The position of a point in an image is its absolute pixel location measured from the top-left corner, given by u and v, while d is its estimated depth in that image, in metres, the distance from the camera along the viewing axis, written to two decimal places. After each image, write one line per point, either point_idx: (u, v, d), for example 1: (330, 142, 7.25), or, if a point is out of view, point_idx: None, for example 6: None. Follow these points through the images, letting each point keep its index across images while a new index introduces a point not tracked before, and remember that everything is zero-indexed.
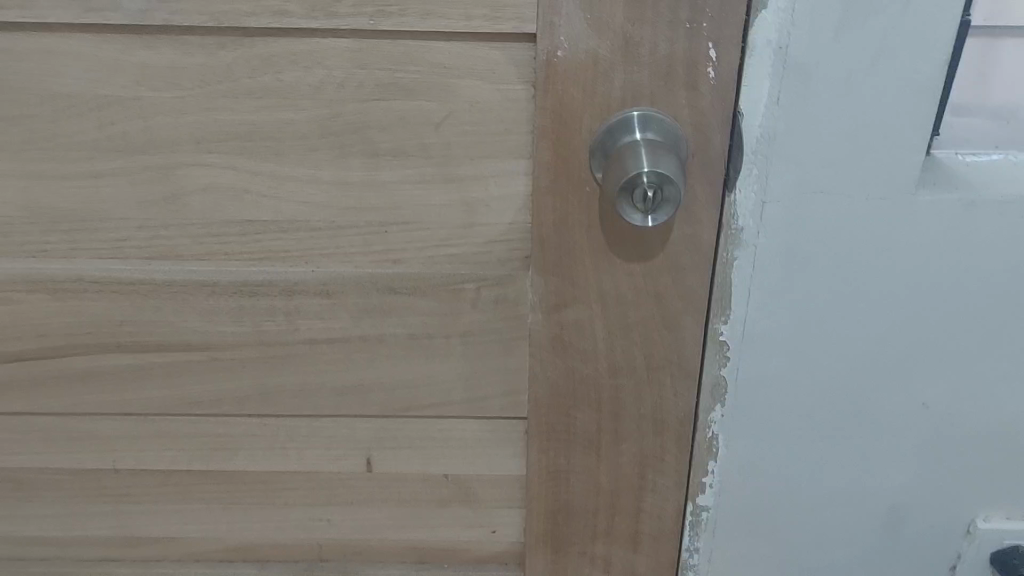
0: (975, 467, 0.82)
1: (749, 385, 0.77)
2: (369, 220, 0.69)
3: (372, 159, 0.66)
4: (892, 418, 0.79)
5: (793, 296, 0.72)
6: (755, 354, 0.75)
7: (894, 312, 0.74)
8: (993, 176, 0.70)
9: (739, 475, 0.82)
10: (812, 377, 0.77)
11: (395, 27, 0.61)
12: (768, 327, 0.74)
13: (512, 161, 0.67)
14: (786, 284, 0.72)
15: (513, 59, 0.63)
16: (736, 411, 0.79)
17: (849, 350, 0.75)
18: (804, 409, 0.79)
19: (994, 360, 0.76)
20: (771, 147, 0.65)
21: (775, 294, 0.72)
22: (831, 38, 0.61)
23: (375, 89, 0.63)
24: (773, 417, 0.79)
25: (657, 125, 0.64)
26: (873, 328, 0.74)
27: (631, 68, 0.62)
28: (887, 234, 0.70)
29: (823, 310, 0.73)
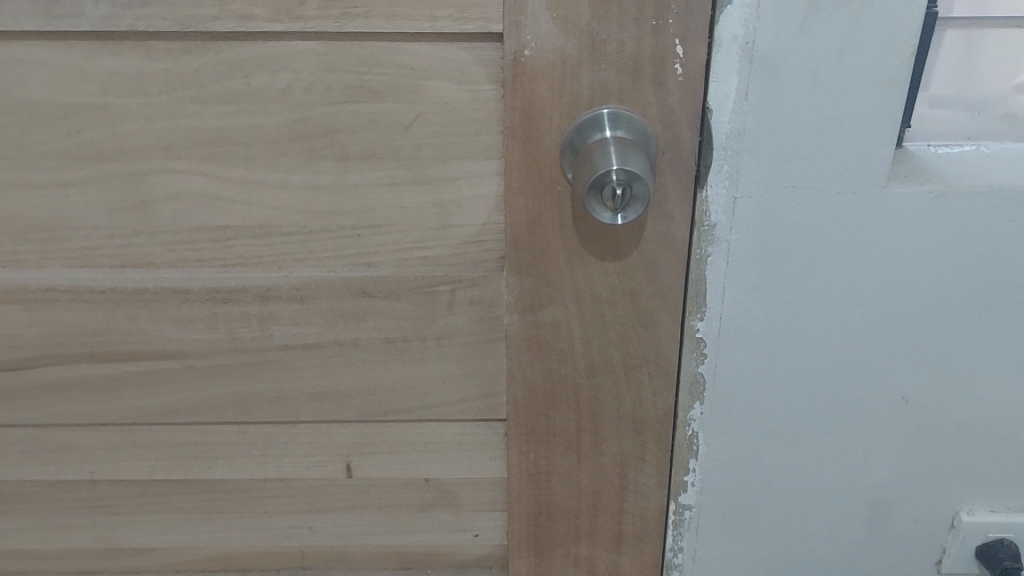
0: (957, 461, 0.82)
1: (727, 382, 0.77)
2: (341, 224, 0.69)
3: (342, 162, 0.66)
4: (872, 412, 0.79)
5: (768, 291, 0.73)
6: (732, 351, 0.75)
7: (870, 306, 0.74)
8: (964, 168, 0.70)
9: (721, 473, 0.82)
10: (790, 373, 0.77)
11: (361, 29, 0.61)
12: (745, 324, 0.74)
13: (483, 162, 0.67)
14: (761, 280, 0.72)
15: (481, 59, 0.63)
16: (715, 409, 0.78)
17: (826, 345, 0.75)
18: (784, 405, 0.79)
19: (972, 352, 0.76)
20: (741, 142, 0.66)
21: (750, 289, 0.72)
22: (797, 32, 0.61)
23: (343, 92, 0.63)
24: (752, 414, 0.79)
25: (627, 124, 0.64)
26: (849, 322, 0.74)
27: (598, 66, 0.62)
28: (860, 227, 0.70)
29: (798, 305, 0.73)
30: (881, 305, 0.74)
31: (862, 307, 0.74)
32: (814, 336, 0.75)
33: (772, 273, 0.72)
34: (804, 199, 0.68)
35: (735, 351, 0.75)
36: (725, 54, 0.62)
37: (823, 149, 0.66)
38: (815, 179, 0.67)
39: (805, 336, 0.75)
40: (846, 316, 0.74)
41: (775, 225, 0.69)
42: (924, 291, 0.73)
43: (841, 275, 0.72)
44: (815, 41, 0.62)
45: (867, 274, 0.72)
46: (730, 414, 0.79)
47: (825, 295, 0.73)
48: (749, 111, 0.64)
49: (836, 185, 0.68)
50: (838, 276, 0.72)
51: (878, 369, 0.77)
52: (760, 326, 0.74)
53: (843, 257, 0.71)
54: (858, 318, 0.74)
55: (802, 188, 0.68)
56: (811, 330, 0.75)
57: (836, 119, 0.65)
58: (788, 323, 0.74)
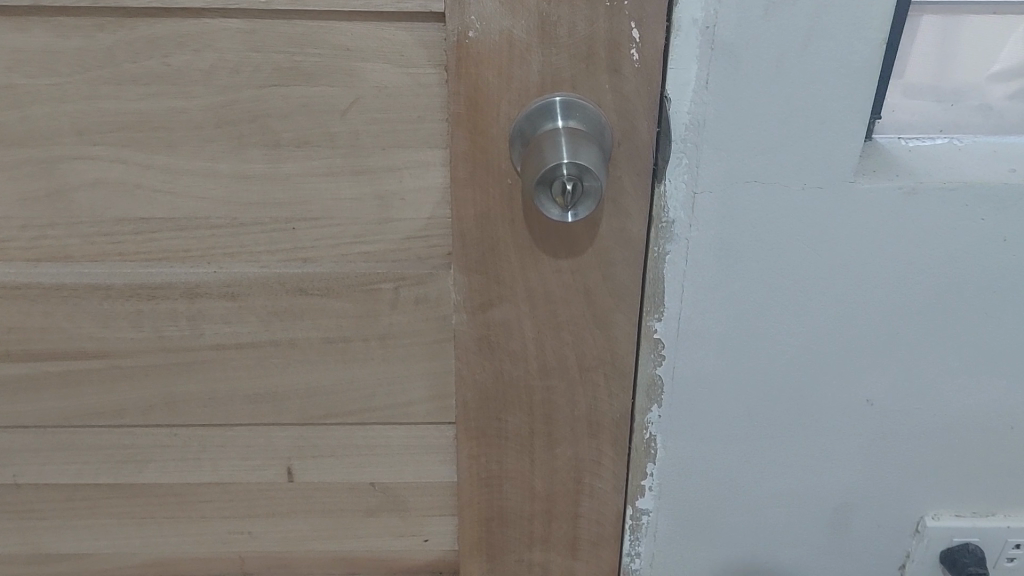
0: (923, 464, 0.79)
1: (685, 384, 0.73)
2: (274, 216, 0.64)
3: (273, 150, 0.62)
4: (837, 417, 0.76)
5: (731, 291, 0.68)
6: (692, 353, 0.71)
7: (837, 307, 0.70)
8: (936, 163, 0.66)
9: (679, 478, 0.78)
10: (754, 378, 0.73)
11: (290, 6, 0.56)
12: (706, 326, 0.70)
13: (427, 152, 0.62)
14: (722, 280, 0.68)
15: (422, 41, 0.58)
16: (674, 414, 0.74)
17: (791, 348, 0.72)
18: (745, 409, 0.75)
19: (940, 354, 0.73)
20: (701, 133, 0.61)
21: (710, 289, 0.68)
22: (761, 17, 0.57)
23: (274, 74, 0.59)
24: (712, 419, 0.75)
25: (582, 115, 0.59)
26: (815, 324, 0.71)
27: (548, 50, 0.58)
28: (826, 224, 0.66)
29: (761, 306, 0.69)
30: (847, 305, 0.70)
31: (828, 308, 0.70)
32: (779, 340, 0.71)
33: (734, 272, 0.68)
34: (768, 194, 0.64)
35: (695, 355, 0.71)
36: (684, 39, 0.58)
37: (787, 142, 0.62)
38: (779, 173, 0.63)
39: (769, 339, 0.71)
40: (812, 318, 0.70)
41: (737, 222, 0.65)
42: (892, 291, 0.69)
43: (806, 274, 0.68)
44: (780, 26, 0.58)
45: (833, 274, 0.68)
46: (689, 419, 0.75)
47: (789, 296, 0.69)
48: (710, 100, 0.60)
49: (802, 180, 0.64)
50: (804, 275, 0.68)
51: (844, 372, 0.73)
52: (721, 328, 0.70)
53: (809, 255, 0.67)
54: (824, 320, 0.71)
55: (766, 183, 0.64)
56: (775, 333, 0.71)
57: (803, 110, 0.61)
58: (750, 325, 0.70)
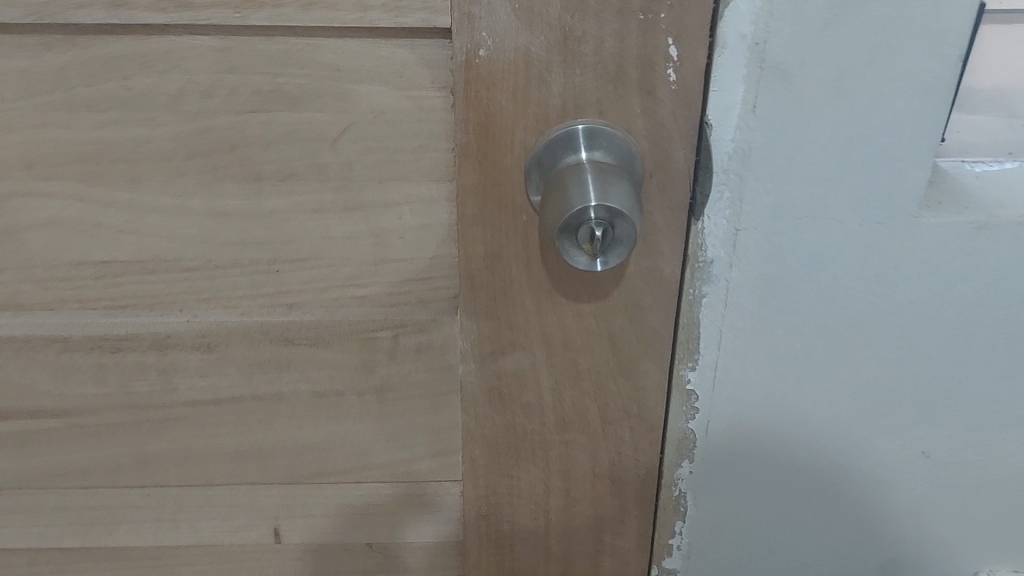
0: (986, 527, 0.70)
1: (721, 440, 0.65)
2: (255, 258, 0.56)
3: (253, 184, 0.53)
4: (888, 478, 0.67)
5: (775, 338, 0.60)
6: (728, 405, 0.63)
7: (894, 356, 0.61)
8: (1010, 193, 0.58)
9: (711, 540, 0.70)
10: (797, 433, 0.64)
11: (269, 21, 0.48)
12: (746, 374, 0.62)
13: (430, 184, 0.54)
14: (764, 325, 0.59)
15: (425, 60, 0.50)
16: (707, 470, 0.66)
17: (840, 400, 0.63)
18: (786, 465, 0.66)
19: (1009, 407, 0.64)
20: (745, 164, 0.53)
21: (751, 336, 0.60)
22: (820, 31, 0.49)
23: (253, 98, 0.50)
24: (748, 476, 0.66)
25: (610, 144, 0.51)
26: (868, 375, 0.62)
27: (571, 70, 0.50)
28: (885, 263, 0.58)
29: (809, 355, 0.61)
30: (907, 354, 0.61)
31: (884, 357, 0.61)
32: (827, 391, 0.63)
33: (780, 317, 0.59)
34: (820, 230, 0.56)
35: (732, 407, 0.63)
36: (728, 58, 0.50)
37: (844, 172, 0.54)
38: (834, 207, 0.55)
39: (816, 389, 0.62)
40: (865, 368, 0.62)
41: (785, 261, 0.57)
42: (957, 340, 0.61)
43: (861, 319, 0.60)
44: (842, 41, 0.49)
45: (891, 320, 0.60)
46: (724, 478, 0.66)
47: (840, 343, 0.61)
48: (757, 126, 0.52)
49: (860, 213, 0.56)
50: (858, 321, 0.60)
51: (899, 428, 0.65)
52: (762, 378, 0.62)
53: (864, 298, 0.59)
54: (879, 370, 0.62)
55: (819, 218, 0.55)
56: (823, 384, 0.62)
57: (864, 136, 0.53)
58: (795, 376, 0.62)
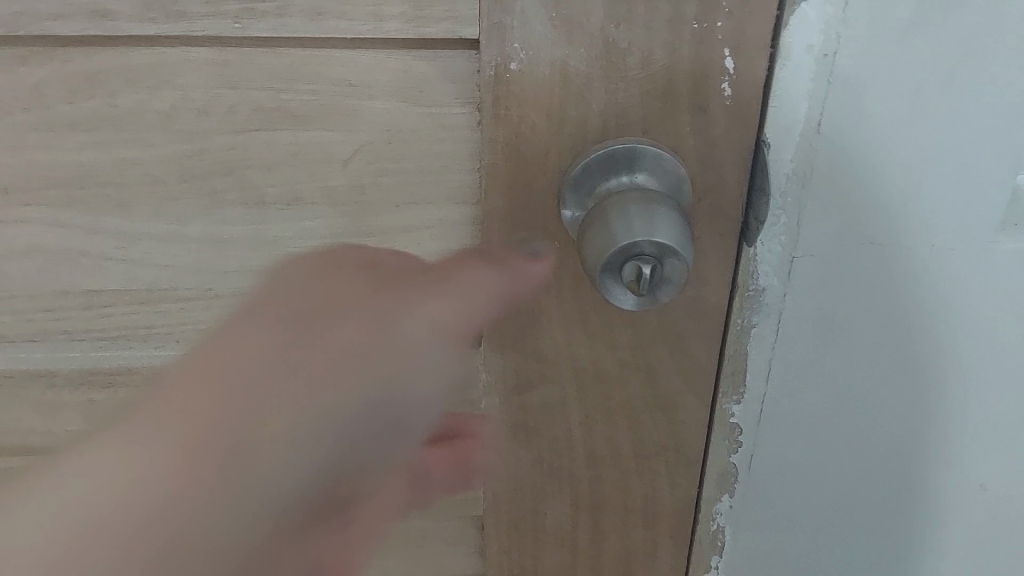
0: None
1: (766, 474, 0.60)
2: (259, 285, 0.51)
3: (256, 209, 0.48)
4: (947, 520, 0.61)
5: (830, 369, 0.55)
6: (775, 438, 0.58)
7: (961, 389, 0.56)
8: None
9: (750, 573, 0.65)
10: (850, 468, 0.59)
11: (272, 32, 0.42)
12: (796, 407, 0.56)
13: (454, 209, 0.49)
14: (819, 357, 0.54)
15: (449, 73, 0.44)
16: (749, 504, 0.61)
17: (898, 435, 0.58)
18: (832, 501, 0.60)
19: None
20: (806, 187, 0.48)
21: (804, 367, 0.55)
22: (898, 43, 0.43)
23: (254, 117, 0.45)
24: (793, 511, 0.61)
25: (652, 168, 0.46)
26: (931, 410, 0.56)
27: (614, 85, 0.44)
28: (956, 292, 0.52)
29: (866, 387, 0.55)
30: (976, 388, 0.55)
31: (951, 391, 0.56)
32: (885, 424, 0.57)
33: (837, 348, 0.54)
34: (886, 258, 0.50)
35: (778, 440, 0.58)
36: (793, 70, 0.44)
37: (916, 195, 0.48)
38: (903, 232, 0.49)
39: (874, 423, 0.57)
40: (928, 403, 0.56)
41: (845, 291, 0.51)
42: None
43: (926, 351, 0.54)
44: (922, 54, 0.44)
45: (960, 352, 0.54)
46: (766, 510, 0.61)
47: (903, 375, 0.55)
48: (821, 146, 0.46)
49: (932, 239, 0.50)
50: (923, 352, 0.54)
51: (963, 467, 0.59)
52: (813, 410, 0.56)
53: (931, 329, 0.53)
54: (944, 405, 0.56)
55: (885, 245, 0.50)
56: (881, 418, 0.57)
57: (941, 158, 0.47)
58: (850, 409, 0.56)
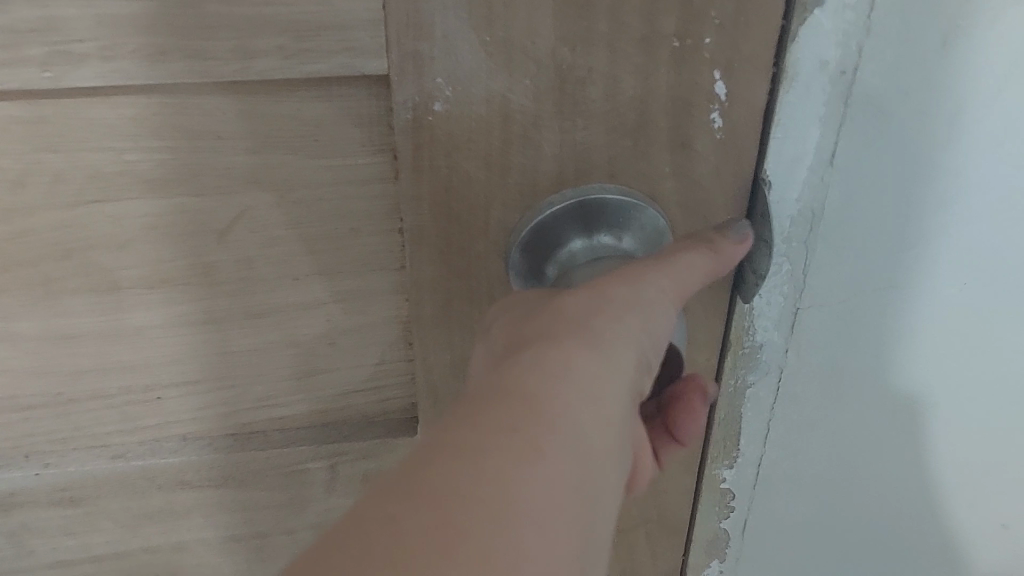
0: None
1: (759, 535, 0.51)
2: (124, 384, 0.39)
3: (108, 296, 0.37)
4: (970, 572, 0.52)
5: (838, 428, 0.45)
6: (772, 501, 0.49)
7: (993, 447, 0.45)
8: None
9: None
10: (859, 532, 0.49)
11: (98, 80, 0.30)
12: (796, 469, 0.47)
13: (371, 279, 0.38)
14: (826, 416, 0.44)
15: (350, 116, 0.33)
16: (739, 566, 0.52)
17: (917, 499, 0.48)
18: (840, 560, 0.51)
19: None
20: (815, 229, 0.38)
21: (808, 427, 0.45)
22: (935, 51, 0.33)
23: (90, 185, 0.34)
24: (791, 569, 0.52)
25: (625, 222, 0.35)
26: (958, 474, 0.46)
27: (571, 123, 0.33)
28: (995, 340, 0.41)
29: (882, 449, 0.46)
30: (1012, 446, 0.45)
31: (981, 448, 0.45)
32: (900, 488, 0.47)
33: (847, 406, 0.44)
34: (912, 304, 0.40)
35: (775, 503, 0.49)
36: (803, 93, 0.34)
37: (954, 229, 0.38)
38: (935, 274, 0.39)
39: (888, 485, 0.47)
40: (952, 464, 0.46)
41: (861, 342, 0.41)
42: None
43: (953, 407, 0.44)
44: (966, 63, 0.33)
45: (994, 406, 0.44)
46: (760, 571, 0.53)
47: (923, 435, 0.45)
48: (836, 179, 0.36)
49: (970, 281, 0.39)
50: (950, 407, 0.44)
51: (993, 525, 0.49)
52: (818, 473, 0.47)
53: (961, 382, 0.43)
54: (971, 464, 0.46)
55: (912, 292, 0.39)
56: (899, 482, 0.47)
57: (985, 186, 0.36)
58: (861, 470, 0.47)
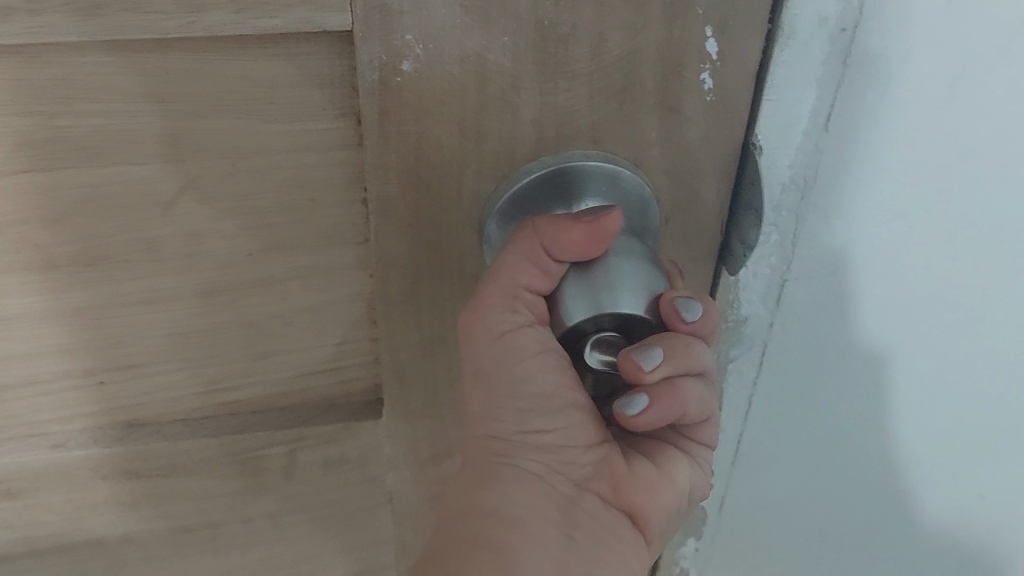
0: None
1: (739, 513, 0.50)
2: (62, 370, 0.36)
3: (41, 275, 0.33)
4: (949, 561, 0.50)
5: (814, 404, 0.44)
6: (752, 478, 0.48)
7: (976, 424, 0.44)
8: None
9: None
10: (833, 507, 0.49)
11: (21, 36, 0.27)
12: (771, 443, 0.46)
13: (332, 253, 0.35)
14: (807, 390, 0.43)
15: (308, 76, 0.30)
16: (719, 544, 0.52)
17: (894, 474, 0.46)
18: (823, 536, 0.50)
19: None
20: (807, 197, 0.36)
21: (790, 402, 0.44)
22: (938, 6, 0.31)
23: (17, 153, 0.30)
24: (773, 546, 0.52)
25: (607, 187, 0.33)
26: (938, 449, 0.45)
27: (552, 83, 0.31)
28: (984, 318, 0.39)
29: (863, 424, 0.44)
30: (995, 421, 0.44)
31: (962, 424, 0.44)
32: (876, 465, 0.46)
33: (827, 379, 0.42)
34: (902, 276, 0.38)
35: (747, 481, 0.48)
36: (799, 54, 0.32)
37: (951, 202, 0.35)
38: (928, 249, 0.37)
39: (865, 462, 0.46)
40: (931, 441, 0.45)
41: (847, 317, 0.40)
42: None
43: (934, 384, 0.42)
44: (966, 23, 0.31)
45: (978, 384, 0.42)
46: (734, 554, 0.52)
47: (902, 411, 0.43)
48: (830, 144, 0.35)
49: (966, 252, 0.37)
50: (933, 384, 0.42)
51: (974, 511, 0.48)
52: (795, 448, 0.46)
53: (948, 356, 0.41)
54: (950, 440, 0.45)
55: (902, 263, 0.37)
56: (878, 457, 0.46)
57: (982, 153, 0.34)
58: (839, 445, 0.45)
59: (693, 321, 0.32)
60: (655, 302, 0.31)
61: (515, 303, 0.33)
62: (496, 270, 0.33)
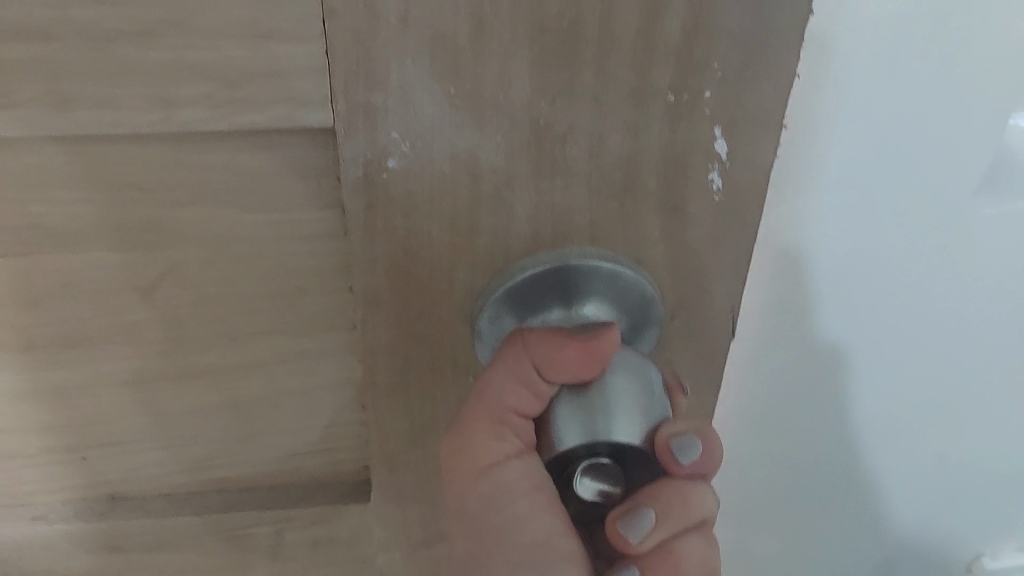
0: None
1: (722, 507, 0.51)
2: (43, 444, 0.35)
3: (20, 354, 0.33)
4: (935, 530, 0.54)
5: (812, 388, 0.44)
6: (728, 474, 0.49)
7: (949, 413, 0.46)
8: None
9: None
10: (829, 504, 0.52)
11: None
12: (762, 451, 0.48)
13: (320, 338, 0.33)
14: (795, 394, 0.45)
15: (291, 167, 0.29)
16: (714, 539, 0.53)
17: (869, 477, 0.50)
18: (798, 522, 0.53)
19: None
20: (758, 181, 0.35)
21: (755, 393, 0.45)
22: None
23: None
24: (755, 541, 0.54)
25: (609, 290, 0.31)
26: (906, 448, 0.48)
27: (549, 181, 0.29)
28: (980, 258, 0.39)
29: (846, 425, 0.46)
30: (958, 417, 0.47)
31: (930, 424, 0.47)
32: (881, 410, 0.46)
33: (820, 380, 0.44)
34: (884, 279, 0.39)
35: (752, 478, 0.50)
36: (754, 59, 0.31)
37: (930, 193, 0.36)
38: (908, 236, 0.38)
39: (874, 396, 0.45)
40: (941, 357, 0.43)
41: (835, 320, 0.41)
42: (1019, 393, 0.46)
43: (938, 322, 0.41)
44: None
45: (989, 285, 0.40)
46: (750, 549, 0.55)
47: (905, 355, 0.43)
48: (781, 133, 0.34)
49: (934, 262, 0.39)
50: (926, 353, 0.43)
51: (952, 488, 0.51)
52: (771, 444, 0.48)
53: (924, 360, 0.43)
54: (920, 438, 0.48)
55: (884, 266, 0.39)
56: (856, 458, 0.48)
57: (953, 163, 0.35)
58: (823, 450, 0.48)
59: (692, 462, 0.31)
60: (652, 436, 0.30)
61: (501, 424, 0.34)
62: (484, 390, 0.33)
